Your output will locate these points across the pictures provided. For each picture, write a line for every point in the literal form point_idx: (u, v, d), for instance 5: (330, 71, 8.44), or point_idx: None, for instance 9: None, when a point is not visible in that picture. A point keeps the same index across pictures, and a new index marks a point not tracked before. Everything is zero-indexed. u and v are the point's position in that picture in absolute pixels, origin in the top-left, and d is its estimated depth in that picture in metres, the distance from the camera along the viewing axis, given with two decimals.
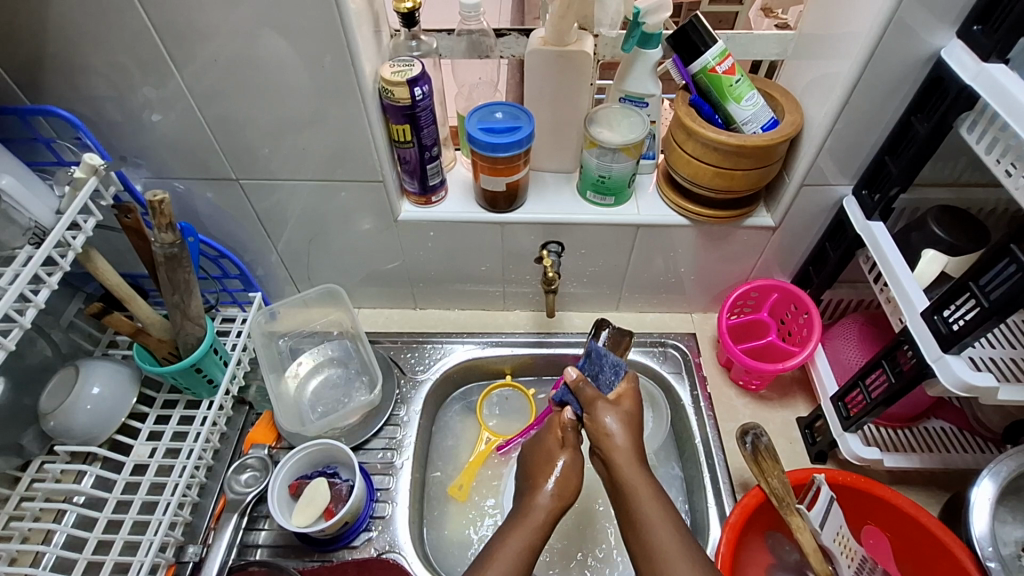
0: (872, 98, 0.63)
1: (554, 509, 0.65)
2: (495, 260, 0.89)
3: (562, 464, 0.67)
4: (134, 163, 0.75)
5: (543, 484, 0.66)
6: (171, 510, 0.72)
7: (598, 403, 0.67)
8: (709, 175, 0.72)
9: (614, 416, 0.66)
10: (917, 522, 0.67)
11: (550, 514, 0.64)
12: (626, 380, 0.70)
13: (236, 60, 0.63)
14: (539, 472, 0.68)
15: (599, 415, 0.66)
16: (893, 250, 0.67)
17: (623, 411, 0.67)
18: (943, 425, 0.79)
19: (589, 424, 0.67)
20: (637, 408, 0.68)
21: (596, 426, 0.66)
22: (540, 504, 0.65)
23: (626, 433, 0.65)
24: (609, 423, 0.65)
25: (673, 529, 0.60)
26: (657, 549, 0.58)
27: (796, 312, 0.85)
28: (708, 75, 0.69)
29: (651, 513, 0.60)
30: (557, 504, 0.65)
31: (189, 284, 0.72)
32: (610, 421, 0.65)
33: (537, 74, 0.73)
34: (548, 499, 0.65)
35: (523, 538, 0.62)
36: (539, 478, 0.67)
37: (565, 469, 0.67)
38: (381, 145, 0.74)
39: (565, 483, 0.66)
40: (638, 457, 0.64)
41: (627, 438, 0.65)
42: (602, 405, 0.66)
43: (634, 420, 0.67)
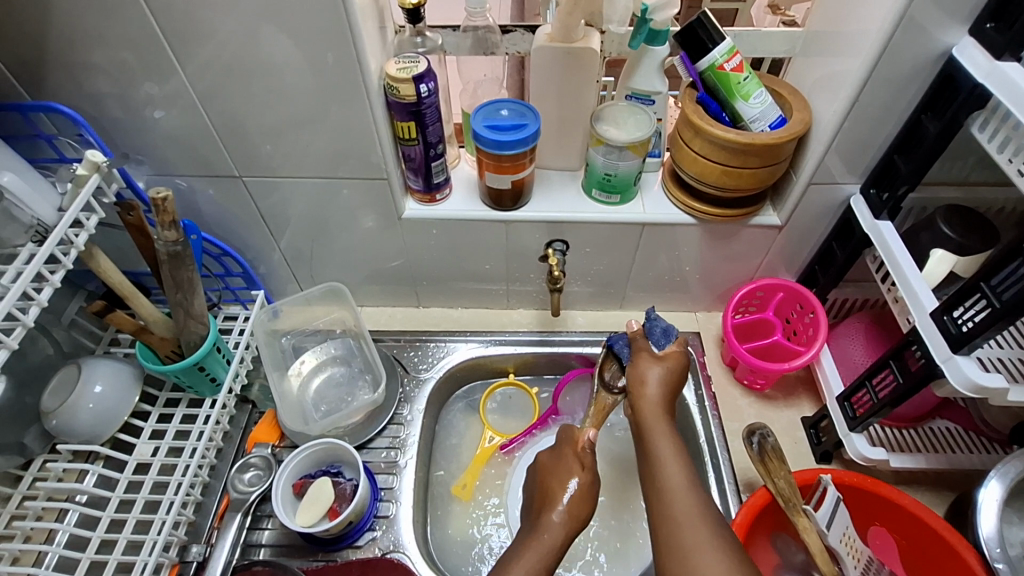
0: (882, 97, 0.63)
1: (569, 522, 0.65)
2: (500, 259, 0.89)
3: (575, 486, 0.68)
4: (136, 160, 0.75)
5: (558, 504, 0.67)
6: (174, 510, 0.71)
7: (643, 357, 0.71)
8: (716, 173, 0.71)
9: (651, 367, 0.69)
10: (924, 523, 0.66)
11: (565, 529, 0.65)
12: (676, 346, 0.72)
13: (239, 56, 0.63)
14: (551, 494, 0.68)
15: (640, 365, 0.70)
16: (901, 250, 0.66)
17: (666, 367, 0.69)
18: (948, 425, 0.79)
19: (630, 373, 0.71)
20: (682, 366, 0.70)
21: (636, 372, 0.70)
22: (554, 525, 0.65)
23: (661, 384, 0.68)
24: (648, 374, 0.69)
25: (686, 473, 0.61)
26: (667, 486, 0.60)
27: (802, 312, 0.84)
28: (716, 72, 0.68)
29: (666, 455, 0.62)
30: (571, 523, 0.66)
31: (192, 283, 0.72)
32: (650, 373, 0.69)
33: (543, 71, 0.72)
34: (561, 518, 0.65)
35: (536, 556, 0.62)
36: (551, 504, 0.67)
37: (581, 489, 0.68)
38: (385, 142, 0.73)
39: (578, 504, 0.67)
40: (667, 407, 0.67)
41: (660, 388, 0.68)
42: (645, 360, 0.70)
43: (673, 375, 0.69)
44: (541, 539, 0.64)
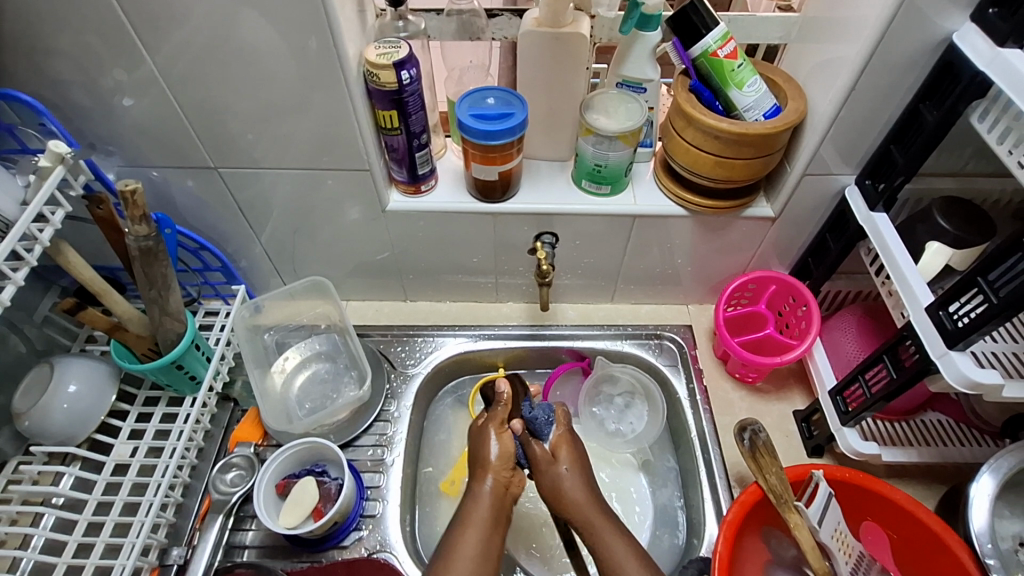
0: (879, 85, 0.61)
1: (498, 498, 0.70)
2: (488, 252, 0.86)
3: (493, 461, 0.71)
4: (105, 150, 0.71)
5: (483, 479, 0.70)
6: (153, 511, 0.69)
7: (544, 461, 0.73)
8: (708, 164, 0.70)
9: (559, 468, 0.72)
10: (915, 517, 0.66)
11: (495, 505, 0.69)
12: (561, 428, 0.77)
13: (211, 41, 0.60)
14: (478, 470, 0.72)
15: (548, 475, 0.72)
16: (896, 243, 0.65)
17: (568, 452, 0.74)
18: (939, 418, 0.78)
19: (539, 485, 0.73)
20: (577, 450, 0.75)
21: (551, 477, 0.72)
22: (484, 495, 0.69)
23: (576, 480, 0.71)
24: (558, 474, 0.72)
25: (632, 547, 0.66)
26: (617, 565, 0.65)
27: (795, 305, 0.83)
28: (709, 58, 0.66)
29: (610, 539, 0.67)
30: (503, 487, 0.71)
31: (166, 279, 0.69)
32: (559, 472, 0.71)
33: (529, 56, 0.69)
34: (491, 485, 0.70)
35: (479, 535, 0.66)
36: (478, 477, 0.71)
37: (500, 454, 0.72)
38: (367, 132, 0.70)
39: (502, 463, 0.72)
40: (590, 499, 0.70)
41: (576, 482, 0.71)
42: (547, 464, 0.73)
43: (578, 462, 0.74)
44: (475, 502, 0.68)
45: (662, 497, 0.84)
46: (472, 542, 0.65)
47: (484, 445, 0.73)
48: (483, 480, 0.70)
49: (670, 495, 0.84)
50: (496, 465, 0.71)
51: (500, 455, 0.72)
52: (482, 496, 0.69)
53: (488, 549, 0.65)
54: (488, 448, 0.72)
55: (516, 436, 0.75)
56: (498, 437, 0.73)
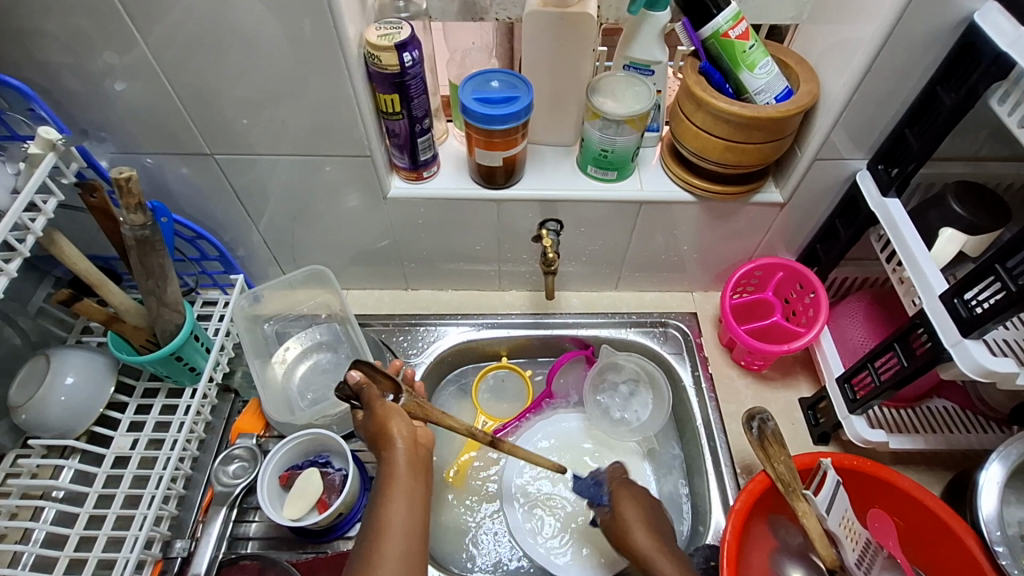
0: (895, 66, 0.59)
1: (413, 460, 0.58)
2: (491, 239, 0.85)
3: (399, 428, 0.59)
4: (97, 136, 0.69)
5: (392, 447, 0.58)
6: (155, 504, 0.69)
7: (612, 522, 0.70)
8: (718, 149, 0.68)
9: (625, 514, 0.69)
10: (924, 505, 0.66)
11: (412, 467, 0.58)
12: (615, 483, 0.73)
13: (205, 21, 0.57)
14: (380, 438, 0.59)
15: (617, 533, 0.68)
16: (909, 229, 0.64)
17: (630, 503, 0.70)
18: (946, 405, 0.78)
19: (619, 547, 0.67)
20: (648, 504, 0.70)
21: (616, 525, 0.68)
22: (397, 464, 0.57)
23: (643, 526, 0.67)
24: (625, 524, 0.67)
25: None
26: None
27: (802, 292, 0.82)
28: (720, 40, 0.64)
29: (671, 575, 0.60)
30: (415, 445, 0.59)
31: (164, 269, 0.67)
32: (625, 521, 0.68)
33: (533, 36, 0.67)
34: (401, 447, 0.58)
35: (405, 506, 0.55)
36: (384, 443, 0.59)
37: (394, 410, 0.60)
38: (368, 117, 0.68)
39: (398, 416, 0.60)
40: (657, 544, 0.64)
41: (642, 531, 0.66)
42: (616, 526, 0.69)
43: (646, 514, 0.69)
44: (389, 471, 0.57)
45: (667, 485, 0.84)
46: (400, 517, 0.54)
47: (381, 410, 0.60)
48: (392, 445, 0.58)
49: (675, 482, 0.84)
50: (401, 422, 0.59)
51: (398, 420, 0.59)
52: (396, 464, 0.57)
53: (416, 512, 0.56)
54: (387, 415, 0.59)
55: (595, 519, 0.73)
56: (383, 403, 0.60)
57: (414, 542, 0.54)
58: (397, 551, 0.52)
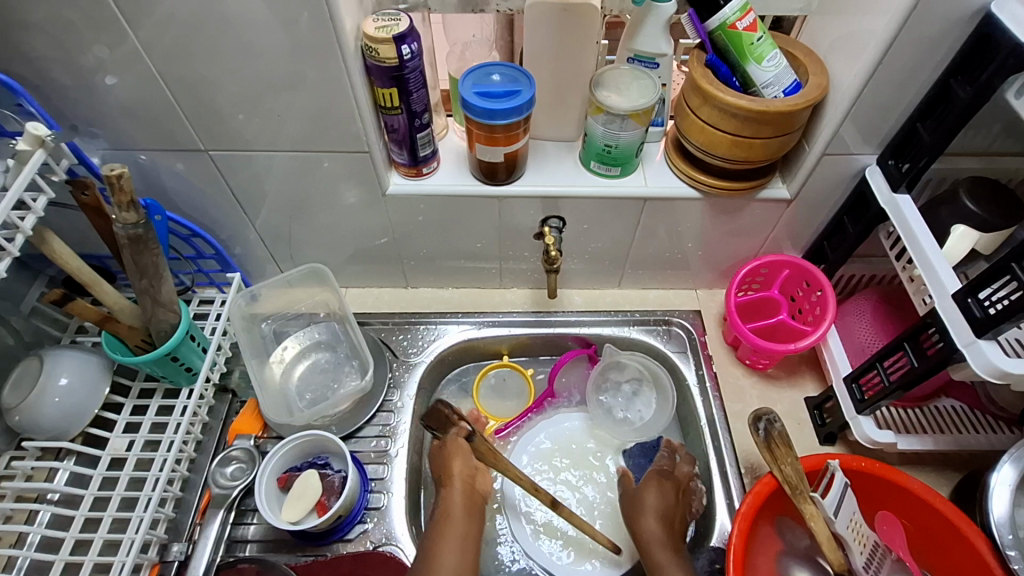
0: (908, 58, 0.57)
1: (467, 498, 0.74)
2: (492, 236, 0.83)
3: (457, 466, 0.75)
4: (89, 132, 0.68)
5: (452, 484, 0.74)
6: (152, 507, 0.68)
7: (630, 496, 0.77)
8: (725, 144, 0.66)
9: (640, 500, 0.75)
10: (934, 507, 0.65)
11: (467, 506, 0.73)
12: (653, 470, 0.78)
13: (197, 12, 0.55)
14: (444, 478, 0.75)
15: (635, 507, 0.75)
16: (921, 227, 0.62)
17: (652, 498, 0.74)
18: (954, 404, 0.77)
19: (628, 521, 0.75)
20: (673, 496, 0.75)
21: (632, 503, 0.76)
22: (453, 499, 0.73)
23: (658, 513, 0.73)
24: (644, 504, 0.74)
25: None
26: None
27: (809, 290, 0.80)
28: (727, 31, 0.63)
29: (661, 563, 0.69)
30: (469, 486, 0.75)
31: (158, 267, 0.66)
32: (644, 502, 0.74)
33: (535, 29, 0.66)
34: (459, 487, 0.74)
35: (458, 535, 0.69)
36: (446, 478, 0.75)
37: (458, 456, 0.75)
38: (366, 112, 0.67)
39: (460, 459, 0.76)
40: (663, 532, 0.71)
41: (653, 518, 0.73)
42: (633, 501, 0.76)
43: (665, 504, 0.74)
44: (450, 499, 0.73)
45: None
46: (452, 549, 0.68)
47: (449, 450, 0.76)
48: (451, 484, 0.74)
49: None
50: (462, 466, 0.75)
51: (462, 461, 0.75)
52: (452, 498, 0.73)
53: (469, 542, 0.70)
54: (453, 457, 0.75)
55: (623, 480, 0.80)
56: (455, 448, 0.76)
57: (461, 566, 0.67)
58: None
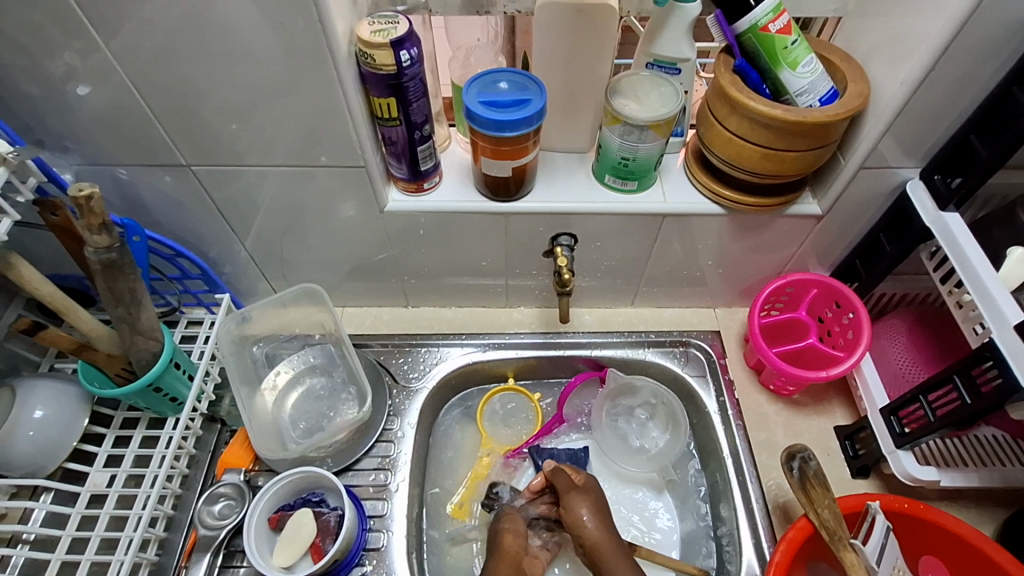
0: (965, 63, 0.52)
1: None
2: (498, 254, 0.78)
3: (509, 537, 0.69)
4: (61, 147, 0.62)
5: (500, 557, 0.67)
6: (131, 552, 0.63)
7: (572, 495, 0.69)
8: (754, 157, 0.61)
9: (584, 504, 0.69)
10: (984, 554, 0.59)
11: None
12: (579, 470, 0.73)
13: (173, 16, 0.50)
14: (493, 549, 0.69)
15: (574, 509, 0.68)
16: (973, 250, 0.57)
17: (593, 503, 0.69)
18: (995, 434, 0.71)
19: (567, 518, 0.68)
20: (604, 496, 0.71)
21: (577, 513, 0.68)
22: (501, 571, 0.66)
23: (602, 519, 0.68)
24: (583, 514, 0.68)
25: None
26: None
27: (838, 311, 0.75)
28: (758, 34, 0.57)
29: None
30: (518, 561, 0.68)
31: (136, 294, 0.61)
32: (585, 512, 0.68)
33: (547, 34, 0.60)
34: (508, 560, 0.67)
35: None
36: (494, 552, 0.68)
37: (514, 529, 0.70)
38: (362, 123, 0.61)
39: (513, 533, 0.70)
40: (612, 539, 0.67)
41: (598, 524, 0.67)
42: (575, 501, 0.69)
43: (601, 506, 0.70)
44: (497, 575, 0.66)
45: (692, 522, 0.77)
46: None
47: (501, 522, 0.71)
48: (500, 553, 0.68)
49: (699, 519, 0.77)
50: (513, 537, 0.69)
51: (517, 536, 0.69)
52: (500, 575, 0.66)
53: None
54: (503, 528, 0.70)
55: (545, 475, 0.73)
56: (513, 522, 0.71)
57: None
58: None
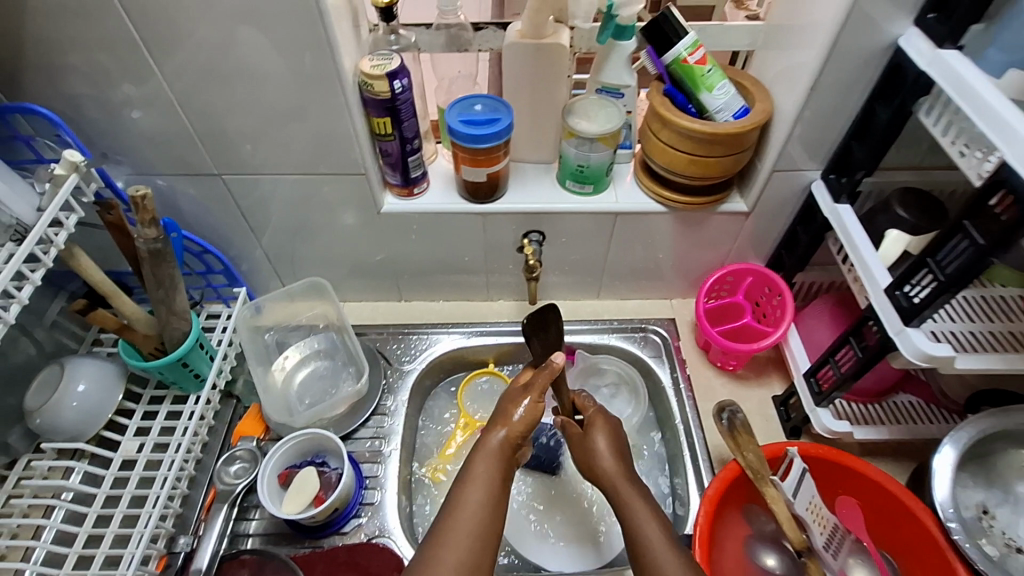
0: (838, 86, 0.66)
1: (503, 461, 0.66)
2: (478, 251, 0.91)
3: (517, 419, 0.69)
4: (115, 160, 0.75)
5: (490, 445, 0.67)
6: (161, 503, 0.73)
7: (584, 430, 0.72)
8: (683, 162, 0.74)
9: (600, 430, 0.71)
10: (886, 490, 0.70)
11: (499, 469, 0.65)
12: (594, 407, 0.75)
13: (214, 54, 0.64)
14: (491, 430, 0.68)
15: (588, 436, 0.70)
16: (859, 233, 0.70)
17: (609, 430, 0.71)
18: (910, 399, 0.82)
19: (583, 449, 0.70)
20: (615, 428, 0.72)
21: (585, 449, 0.70)
22: (491, 451, 0.66)
23: (611, 449, 0.68)
24: (596, 443, 0.69)
25: (656, 515, 0.61)
26: (640, 541, 0.59)
27: (770, 295, 0.87)
28: (681, 65, 0.71)
29: (638, 511, 0.61)
30: (512, 443, 0.68)
31: (174, 279, 0.73)
32: (597, 440, 0.69)
33: (513, 65, 0.74)
34: (501, 439, 0.67)
35: (482, 495, 0.62)
36: (482, 443, 0.67)
37: (528, 410, 0.69)
38: (363, 138, 0.75)
39: (522, 422, 0.69)
40: (625, 468, 0.67)
41: (611, 451, 0.68)
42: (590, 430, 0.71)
43: (617, 437, 0.71)
44: (487, 455, 0.65)
45: (652, 483, 0.88)
46: (474, 503, 0.61)
47: (504, 412, 0.70)
48: (492, 437, 0.67)
49: (657, 479, 0.88)
50: (513, 424, 0.68)
51: (528, 422, 0.67)
52: (478, 462, 0.65)
53: (490, 516, 0.61)
54: (506, 415, 0.70)
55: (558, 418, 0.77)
56: (531, 405, 0.70)
57: (481, 528, 0.59)
58: (452, 561, 0.56)
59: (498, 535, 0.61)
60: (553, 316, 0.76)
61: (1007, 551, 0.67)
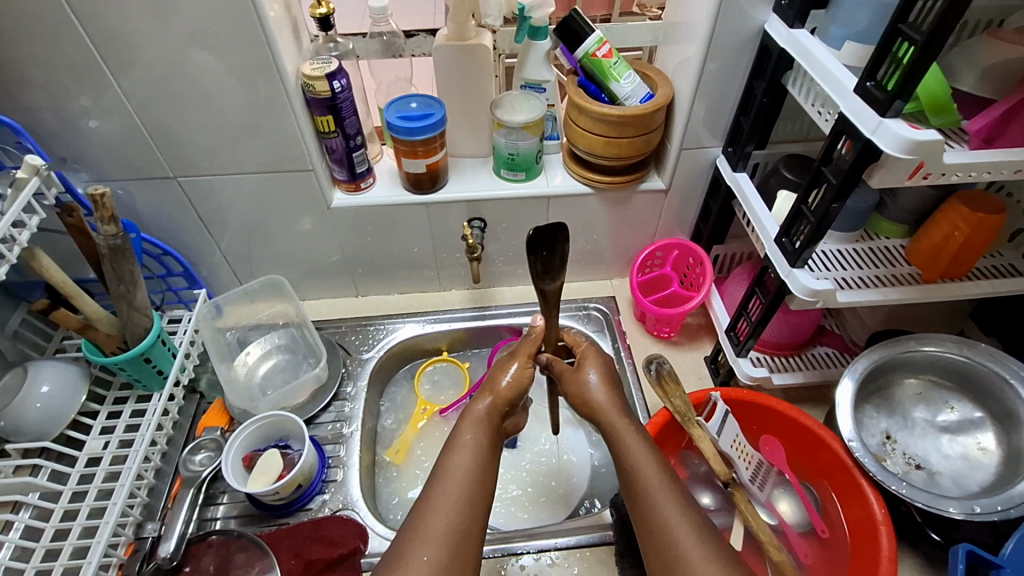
0: (723, 69, 0.76)
1: (490, 424, 0.67)
2: (426, 242, 0.97)
3: (504, 385, 0.70)
4: (73, 167, 0.80)
5: (477, 411, 0.68)
6: (128, 491, 0.75)
7: (574, 372, 0.73)
8: (600, 144, 0.83)
9: (593, 366, 0.73)
10: (801, 423, 0.77)
11: (488, 434, 0.66)
12: (583, 344, 0.76)
13: (165, 63, 0.70)
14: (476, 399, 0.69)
15: (580, 374, 0.72)
16: (755, 196, 0.79)
17: (599, 365, 0.73)
18: (827, 350, 0.90)
19: (575, 391, 0.71)
20: (607, 361, 0.74)
21: (577, 383, 0.72)
22: (479, 416, 0.67)
23: (603, 382, 0.71)
24: (590, 379, 0.71)
25: (647, 446, 0.64)
26: (633, 471, 0.62)
27: (694, 265, 0.97)
28: (590, 59, 0.81)
29: (630, 445, 0.64)
30: (501, 403, 0.70)
31: (134, 275, 0.76)
32: (591, 375, 0.71)
33: (442, 66, 0.82)
34: (487, 406, 0.68)
35: (470, 460, 0.62)
36: (468, 411, 0.68)
37: (518, 373, 0.71)
38: (308, 136, 0.81)
39: (511, 388, 0.70)
40: (617, 400, 0.69)
41: (604, 386, 0.71)
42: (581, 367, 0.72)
43: (609, 371, 0.73)
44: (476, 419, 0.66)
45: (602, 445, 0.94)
46: (461, 465, 0.61)
47: (491, 379, 0.72)
48: (479, 403, 0.68)
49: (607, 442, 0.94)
50: (500, 390, 0.70)
51: (516, 389, 0.70)
52: (466, 429, 0.66)
53: (479, 476, 0.61)
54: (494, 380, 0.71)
55: (539, 359, 0.74)
56: (519, 369, 0.72)
57: (474, 485, 0.60)
58: (443, 519, 0.57)
59: (488, 497, 0.61)
60: (562, 236, 0.67)
61: (908, 467, 0.74)
